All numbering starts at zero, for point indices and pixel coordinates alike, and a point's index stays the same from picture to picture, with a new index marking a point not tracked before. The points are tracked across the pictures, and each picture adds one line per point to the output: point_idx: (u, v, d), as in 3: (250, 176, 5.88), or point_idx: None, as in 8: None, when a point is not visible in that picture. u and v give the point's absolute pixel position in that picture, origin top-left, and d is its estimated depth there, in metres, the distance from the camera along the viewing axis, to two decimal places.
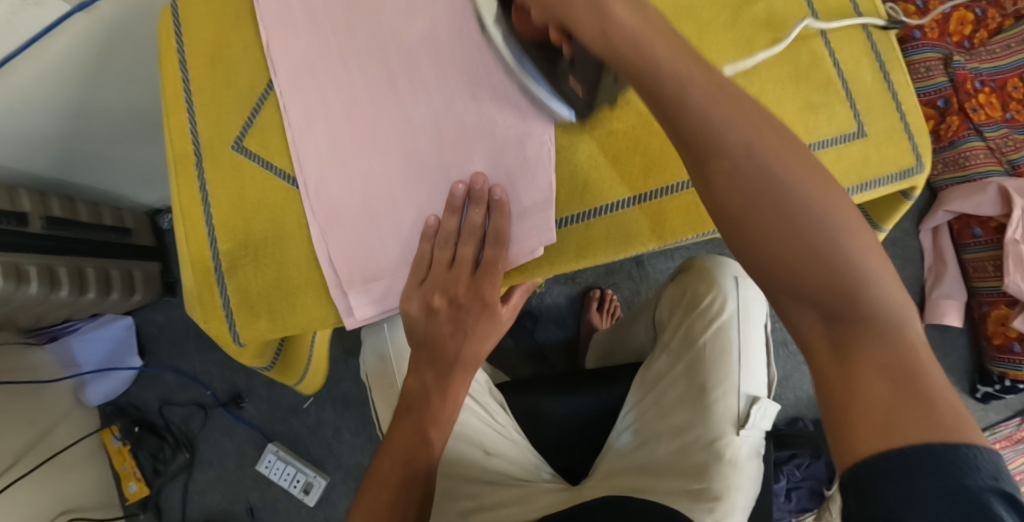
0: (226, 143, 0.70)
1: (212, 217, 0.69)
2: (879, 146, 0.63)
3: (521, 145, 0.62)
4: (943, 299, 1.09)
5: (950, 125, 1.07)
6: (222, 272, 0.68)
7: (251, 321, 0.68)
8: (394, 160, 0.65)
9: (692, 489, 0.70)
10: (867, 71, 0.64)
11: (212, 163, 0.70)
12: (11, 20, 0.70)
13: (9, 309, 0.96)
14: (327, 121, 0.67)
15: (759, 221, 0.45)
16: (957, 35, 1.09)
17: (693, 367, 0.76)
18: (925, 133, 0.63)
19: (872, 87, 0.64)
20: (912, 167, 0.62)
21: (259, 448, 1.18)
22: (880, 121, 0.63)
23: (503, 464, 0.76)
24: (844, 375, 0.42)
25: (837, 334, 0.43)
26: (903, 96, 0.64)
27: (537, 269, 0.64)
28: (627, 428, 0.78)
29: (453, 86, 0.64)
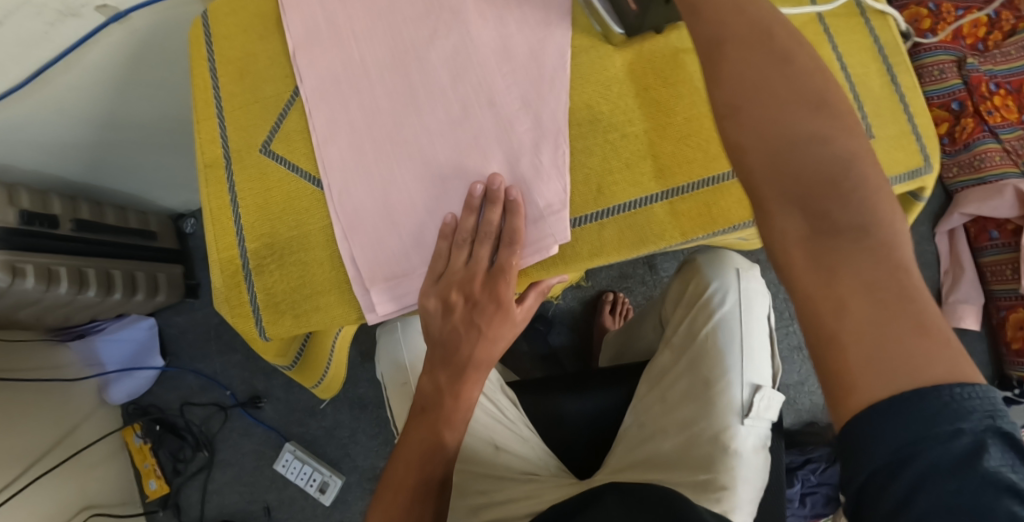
0: (254, 147, 0.71)
1: (240, 216, 0.69)
2: (887, 148, 0.63)
3: (537, 150, 0.64)
4: (961, 304, 1.07)
5: (965, 127, 1.07)
6: (250, 271, 0.68)
7: (277, 319, 0.68)
8: (416, 162, 0.66)
9: (699, 480, 0.74)
10: (875, 77, 0.64)
11: (241, 167, 0.71)
12: (49, 32, 0.75)
13: (39, 308, 0.99)
14: (350, 125, 0.68)
15: (785, 161, 0.44)
16: (971, 37, 1.09)
17: (695, 361, 0.79)
18: (932, 133, 0.63)
19: (880, 93, 0.64)
20: (920, 167, 0.63)
21: (277, 448, 1.20)
22: (890, 124, 0.63)
23: (512, 459, 0.78)
24: (822, 305, 0.40)
25: (823, 251, 0.41)
26: (909, 98, 0.64)
27: (550, 268, 0.64)
28: (634, 425, 0.79)
29: (471, 94, 0.66)
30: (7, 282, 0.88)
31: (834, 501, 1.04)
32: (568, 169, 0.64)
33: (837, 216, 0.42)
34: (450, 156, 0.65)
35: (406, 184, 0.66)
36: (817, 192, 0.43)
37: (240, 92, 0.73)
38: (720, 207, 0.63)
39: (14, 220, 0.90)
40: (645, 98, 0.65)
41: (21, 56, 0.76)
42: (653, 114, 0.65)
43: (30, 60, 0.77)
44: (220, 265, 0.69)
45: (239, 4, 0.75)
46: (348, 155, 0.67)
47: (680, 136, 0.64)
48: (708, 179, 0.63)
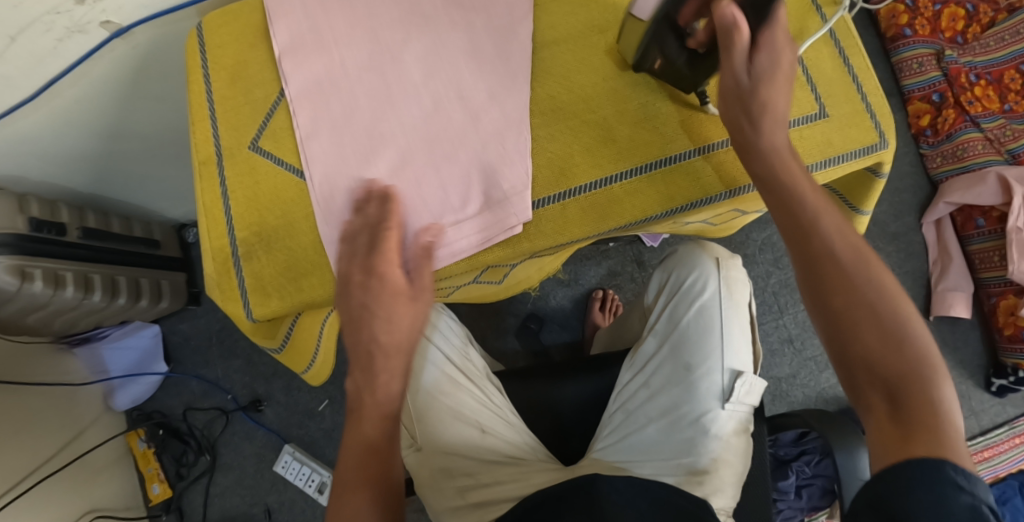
0: (243, 144, 0.73)
1: (232, 209, 0.71)
2: (841, 126, 0.70)
3: (502, 139, 0.68)
4: (950, 292, 1.08)
5: (947, 118, 1.09)
6: (238, 257, 0.70)
7: (265, 300, 0.69)
8: (391, 152, 0.68)
9: (682, 463, 0.75)
10: (827, 58, 0.72)
11: (232, 163, 0.73)
12: (58, 47, 0.79)
13: (47, 312, 1.03)
14: (332, 122, 0.71)
15: (865, 341, 0.57)
16: (949, 31, 1.13)
17: (677, 347, 0.79)
18: (884, 112, 0.71)
19: (833, 74, 0.72)
20: (875, 143, 0.69)
21: (277, 450, 1.23)
22: (842, 105, 0.71)
23: (499, 444, 0.76)
24: (900, 434, 0.53)
25: (897, 402, 0.55)
26: (862, 78, 0.72)
27: (517, 246, 0.67)
28: (619, 411, 0.79)
29: (439, 90, 0.70)
30: (16, 285, 0.92)
31: (830, 493, 1.03)
32: (530, 153, 0.68)
33: (909, 390, 0.55)
34: (422, 145, 0.68)
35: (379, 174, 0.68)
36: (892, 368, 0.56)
37: (233, 95, 0.75)
38: (677, 186, 0.68)
39: (24, 227, 0.94)
40: (606, 87, 0.70)
41: (29, 70, 0.80)
42: (614, 103, 0.70)
43: (38, 74, 0.81)
44: (213, 254, 0.71)
45: (230, 17, 0.77)
46: (328, 149, 0.70)
47: (637, 120, 0.69)
48: (664, 159, 0.68)
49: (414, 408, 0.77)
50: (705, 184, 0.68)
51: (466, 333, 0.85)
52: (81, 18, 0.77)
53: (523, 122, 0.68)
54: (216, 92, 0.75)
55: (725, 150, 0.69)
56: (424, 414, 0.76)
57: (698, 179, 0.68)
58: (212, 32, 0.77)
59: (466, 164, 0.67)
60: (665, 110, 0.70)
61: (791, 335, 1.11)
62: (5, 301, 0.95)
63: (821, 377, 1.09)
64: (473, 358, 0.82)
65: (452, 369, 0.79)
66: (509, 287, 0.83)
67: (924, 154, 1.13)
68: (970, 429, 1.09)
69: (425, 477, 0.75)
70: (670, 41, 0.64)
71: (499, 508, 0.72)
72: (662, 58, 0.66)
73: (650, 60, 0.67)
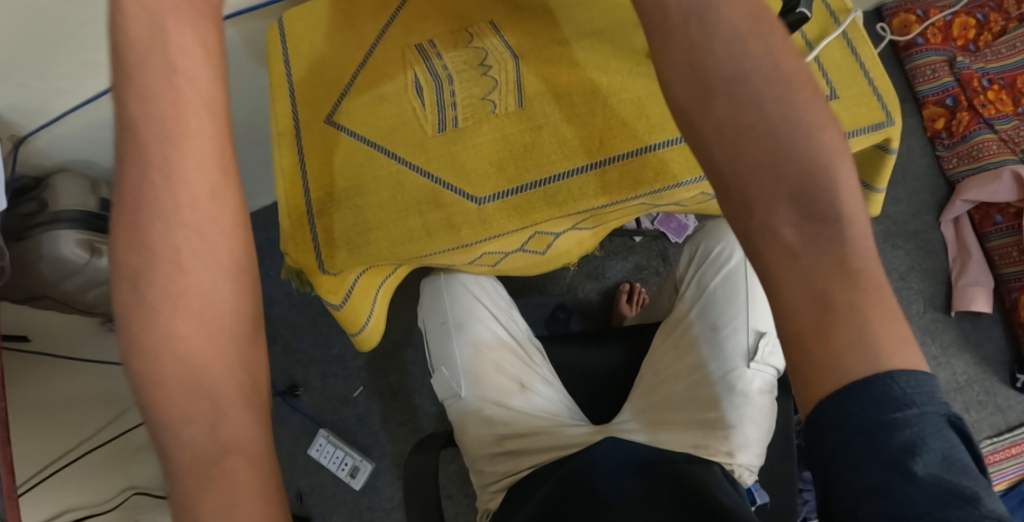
0: (319, 118, 0.76)
1: (307, 173, 0.75)
2: (850, 106, 0.75)
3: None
4: (971, 286, 1.12)
5: (960, 121, 1.16)
6: (313, 215, 0.74)
7: (333, 252, 0.73)
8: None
9: (708, 418, 0.73)
10: (836, 49, 0.78)
11: (309, 135, 0.76)
12: None
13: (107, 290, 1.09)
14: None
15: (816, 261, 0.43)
16: (961, 39, 1.20)
17: (704, 310, 0.79)
18: (891, 93, 0.76)
19: (841, 60, 0.77)
20: (884, 121, 0.74)
21: (311, 435, 1.27)
22: (853, 87, 0.76)
23: (538, 399, 0.80)
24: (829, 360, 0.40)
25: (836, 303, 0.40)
26: (869, 64, 0.77)
27: (564, 205, 0.71)
28: (649, 372, 0.80)
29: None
30: (85, 260, 0.99)
31: None
32: None
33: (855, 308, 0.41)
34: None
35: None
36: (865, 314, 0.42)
37: (311, 76, 0.77)
38: None
39: (94, 206, 1.03)
40: (640, 72, 0.74)
41: None
42: (647, 83, 0.74)
43: None
44: (288, 212, 0.74)
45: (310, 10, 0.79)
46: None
47: None
48: None
49: (461, 360, 0.82)
50: None
51: (509, 299, 0.90)
52: None
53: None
54: (296, 75, 0.78)
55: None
56: (469, 365, 0.81)
57: None
58: (291, 22, 0.78)
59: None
60: None
61: None
62: (71, 275, 1.00)
63: None
64: (516, 321, 0.87)
65: (497, 327, 0.84)
66: (550, 259, 0.89)
67: (939, 155, 1.19)
68: (996, 424, 1.10)
69: (468, 425, 0.79)
70: None
71: (535, 458, 0.75)
72: None
73: None
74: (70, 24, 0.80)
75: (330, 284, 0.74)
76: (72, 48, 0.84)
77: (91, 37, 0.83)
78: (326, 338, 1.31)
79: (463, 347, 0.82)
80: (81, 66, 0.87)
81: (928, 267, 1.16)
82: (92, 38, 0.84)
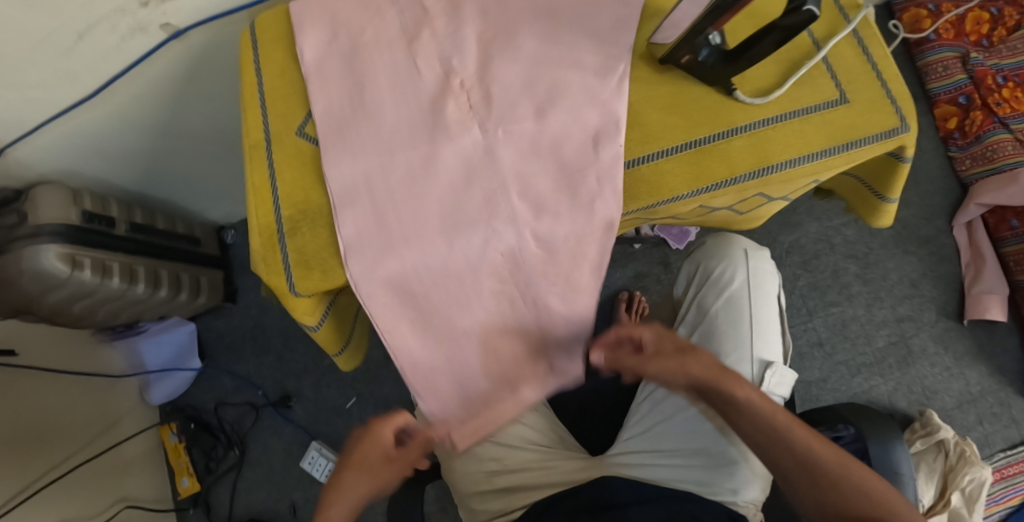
0: (291, 129, 0.71)
1: (279, 188, 0.69)
2: (862, 112, 0.65)
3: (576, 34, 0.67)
4: (985, 295, 1.08)
5: (974, 120, 1.11)
6: (284, 234, 0.68)
7: (306, 274, 0.67)
8: (395, 75, 0.69)
9: (710, 453, 0.70)
10: (846, 48, 0.67)
11: (279, 147, 0.70)
12: (121, 46, 0.83)
13: (92, 303, 1.06)
14: (336, 19, 0.72)
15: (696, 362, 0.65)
16: (975, 35, 1.15)
17: (706, 338, 0.75)
18: (908, 97, 0.65)
19: (852, 61, 0.67)
20: (898, 128, 0.64)
21: (303, 447, 1.26)
22: (865, 89, 0.66)
23: (530, 431, 0.75)
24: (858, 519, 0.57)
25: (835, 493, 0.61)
26: (883, 65, 0.66)
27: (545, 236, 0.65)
28: (646, 401, 0.75)
29: (506, 19, 0.69)
30: (66, 274, 0.96)
31: None
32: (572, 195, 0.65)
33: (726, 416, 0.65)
34: (487, 120, 0.66)
35: (412, 76, 0.68)
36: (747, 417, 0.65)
37: (283, 84, 0.72)
38: (704, 166, 0.65)
39: (77, 218, 0.99)
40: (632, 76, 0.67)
41: (94, 68, 0.85)
42: (639, 88, 0.67)
43: (101, 72, 0.86)
44: (259, 230, 0.69)
45: (286, 15, 0.75)
46: (324, 75, 0.70)
47: (664, 106, 0.66)
48: (692, 142, 0.65)
49: None
50: (732, 165, 0.64)
51: None
52: (143, 18, 0.81)
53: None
54: (268, 84, 0.73)
55: (752, 134, 0.65)
56: None
57: (726, 160, 0.64)
58: (265, 28, 0.74)
59: (592, 200, 0.64)
60: (691, 95, 0.66)
61: (820, 338, 1.10)
62: (54, 288, 0.98)
63: (852, 381, 1.08)
64: None
65: None
66: None
67: (952, 156, 1.14)
68: (1010, 438, 1.06)
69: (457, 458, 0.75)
70: (704, 40, 0.62)
71: (529, 496, 0.71)
72: (691, 55, 0.64)
73: (681, 54, 0.65)
74: (38, 32, 0.77)
75: (304, 306, 0.70)
76: (42, 57, 0.80)
77: (61, 44, 0.80)
78: (319, 348, 1.29)
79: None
80: (55, 75, 0.84)
81: (939, 274, 1.11)
82: (63, 46, 0.80)
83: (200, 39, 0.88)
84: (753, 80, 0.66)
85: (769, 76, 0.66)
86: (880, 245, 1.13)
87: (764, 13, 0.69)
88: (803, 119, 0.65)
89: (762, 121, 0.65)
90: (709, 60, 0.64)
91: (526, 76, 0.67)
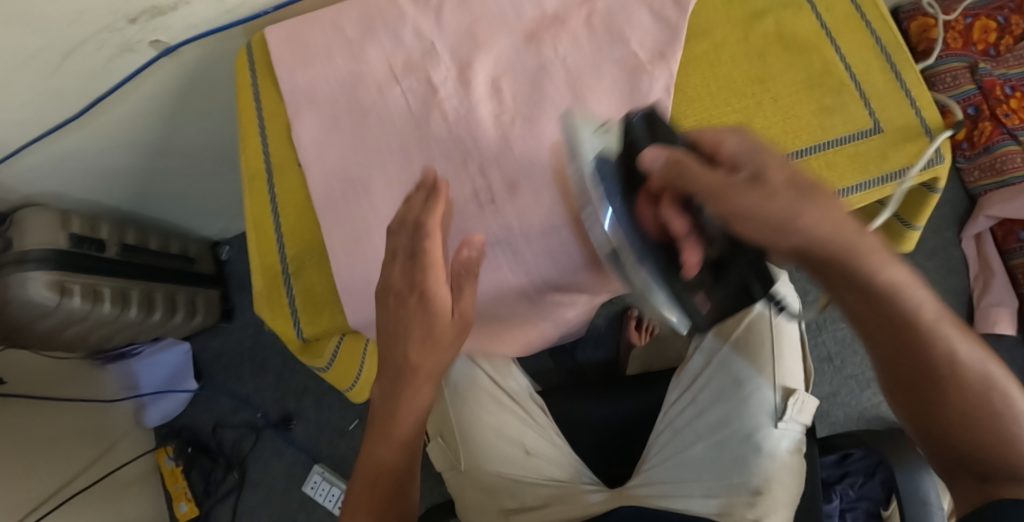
0: (294, 161, 0.71)
1: (281, 225, 0.69)
2: (896, 142, 0.63)
3: (597, 70, 0.66)
4: (994, 307, 1.07)
5: (983, 131, 1.10)
6: (289, 275, 0.68)
7: (316, 318, 0.67)
8: (406, 163, 0.67)
9: (732, 484, 0.67)
10: (878, 73, 0.65)
11: (281, 179, 0.70)
12: (107, 65, 0.80)
13: (83, 329, 1.03)
14: (336, 107, 0.70)
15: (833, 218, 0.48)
16: (981, 43, 1.14)
17: (725, 366, 0.73)
18: (943, 126, 0.63)
19: (885, 87, 0.64)
20: (933, 158, 0.62)
21: (306, 469, 1.24)
22: (897, 118, 0.63)
23: (545, 466, 0.72)
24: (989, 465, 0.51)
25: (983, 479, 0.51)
26: (917, 93, 0.64)
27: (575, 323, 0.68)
28: (666, 430, 0.72)
29: (528, 60, 0.68)
30: (56, 301, 0.93)
31: None
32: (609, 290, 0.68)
33: (950, 364, 0.51)
34: (509, 217, 0.64)
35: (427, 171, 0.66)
36: (955, 369, 0.51)
37: (281, 110, 0.72)
38: None
39: (65, 242, 0.95)
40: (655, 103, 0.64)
41: (79, 89, 0.82)
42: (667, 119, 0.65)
43: (86, 92, 0.83)
44: (262, 270, 0.69)
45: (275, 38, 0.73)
46: (327, 169, 0.68)
47: None
48: None
49: (458, 430, 0.74)
50: None
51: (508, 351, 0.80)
52: (132, 36, 0.77)
53: (562, 25, 0.68)
54: (266, 110, 0.72)
55: None
56: (465, 437, 0.73)
57: None
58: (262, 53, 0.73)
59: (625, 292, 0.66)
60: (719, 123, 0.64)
61: (831, 353, 1.10)
62: (44, 315, 0.95)
63: (863, 396, 1.07)
64: (513, 374, 0.78)
65: (495, 389, 0.76)
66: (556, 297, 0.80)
67: (961, 167, 1.14)
68: None
69: (468, 496, 0.72)
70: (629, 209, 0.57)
71: None
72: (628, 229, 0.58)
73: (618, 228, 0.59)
74: (20, 53, 0.73)
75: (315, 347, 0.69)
76: (27, 78, 0.77)
77: (45, 64, 0.76)
78: None
79: (462, 416, 0.74)
80: (40, 96, 0.80)
81: (949, 285, 1.11)
82: (47, 66, 0.76)
83: (191, 56, 0.85)
84: (781, 108, 0.64)
85: (799, 104, 0.64)
86: None
87: (794, 35, 0.67)
88: (836, 150, 0.63)
89: (795, 154, 0.63)
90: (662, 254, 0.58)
91: (546, 165, 0.64)
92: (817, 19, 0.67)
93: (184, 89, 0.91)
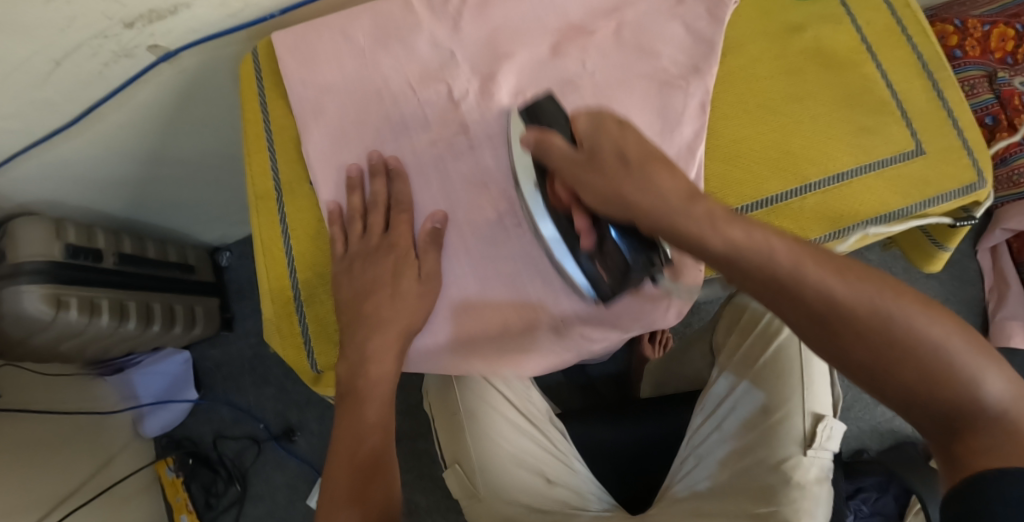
0: (305, 181, 0.68)
1: (293, 249, 0.67)
2: (937, 165, 0.61)
3: (626, 86, 0.64)
4: (1008, 321, 1.07)
5: (1001, 141, 1.07)
6: (301, 303, 0.66)
7: (330, 349, 0.65)
8: (429, 188, 0.65)
9: (758, 512, 0.64)
10: (919, 92, 0.63)
11: (292, 200, 0.67)
12: (103, 71, 0.76)
13: (80, 341, 1.00)
14: (354, 120, 0.67)
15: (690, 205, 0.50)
16: (999, 52, 1.11)
17: (753, 390, 0.71)
18: (984, 148, 0.61)
19: (926, 106, 0.63)
20: (974, 182, 0.61)
21: (310, 483, 1.22)
22: (939, 138, 0.62)
23: (566, 494, 0.70)
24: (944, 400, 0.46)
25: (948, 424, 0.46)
26: (959, 113, 0.62)
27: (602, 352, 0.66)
28: (691, 457, 0.71)
29: (550, 74, 0.65)
30: (51, 315, 0.90)
31: None
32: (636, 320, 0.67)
33: (850, 312, 0.47)
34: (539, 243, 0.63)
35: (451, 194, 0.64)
36: (842, 314, 0.47)
37: (290, 125, 0.69)
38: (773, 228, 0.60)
39: (60, 254, 0.91)
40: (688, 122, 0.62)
41: (73, 96, 0.78)
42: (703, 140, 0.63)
43: (81, 99, 0.79)
44: (271, 296, 0.66)
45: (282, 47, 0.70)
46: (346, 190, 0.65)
47: (728, 158, 0.62)
48: (761, 201, 0.61)
49: (476, 457, 0.72)
50: (803, 226, 0.60)
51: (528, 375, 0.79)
52: (130, 42, 0.74)
53: (588, 37, 0.65)
54: (275, 123, 0.69)
55: (825, 190, 0.61)
56: (484, 463, 0.71)
57: (795, 218, 0.60)
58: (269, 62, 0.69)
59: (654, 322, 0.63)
60: (756, 144, 0.62)
61: None
62: (38, 329, 0.92)
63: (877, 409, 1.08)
64: (535, 400, 0.76)
65: (516, 414, 0.74)
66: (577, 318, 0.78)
67: None
68: None
69: None
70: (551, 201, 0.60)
71: None
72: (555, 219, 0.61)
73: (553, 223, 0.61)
74: (9, 59, 0.69)
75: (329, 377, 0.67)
76: (15, 85, 0.73)
77: (35, 71, 0.72)
78: None
79: (481, 442, 0.72)
80: (30, 103, 0.76)
81: (965, 297, 1.11)
82: (38, 72, 0.72)
83: (191, 62, 0.81)
84: (822, 127, 0.62)
85: (837, 124, 0.62)
86: (903, 270, 1.13)
87: (833, 52, 0.64)
88: (877, 174, 0.61)
89: (836, 177, 0.61)
90: (563, 235, 0.60)
91: None
92: (856, 33, 0.65)
93: (184, 95, 0.87)
